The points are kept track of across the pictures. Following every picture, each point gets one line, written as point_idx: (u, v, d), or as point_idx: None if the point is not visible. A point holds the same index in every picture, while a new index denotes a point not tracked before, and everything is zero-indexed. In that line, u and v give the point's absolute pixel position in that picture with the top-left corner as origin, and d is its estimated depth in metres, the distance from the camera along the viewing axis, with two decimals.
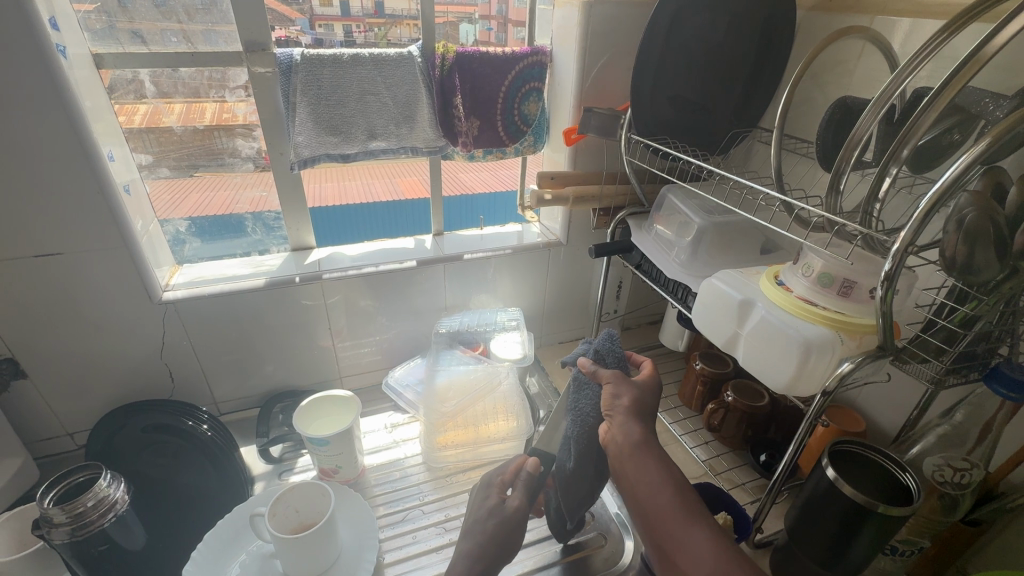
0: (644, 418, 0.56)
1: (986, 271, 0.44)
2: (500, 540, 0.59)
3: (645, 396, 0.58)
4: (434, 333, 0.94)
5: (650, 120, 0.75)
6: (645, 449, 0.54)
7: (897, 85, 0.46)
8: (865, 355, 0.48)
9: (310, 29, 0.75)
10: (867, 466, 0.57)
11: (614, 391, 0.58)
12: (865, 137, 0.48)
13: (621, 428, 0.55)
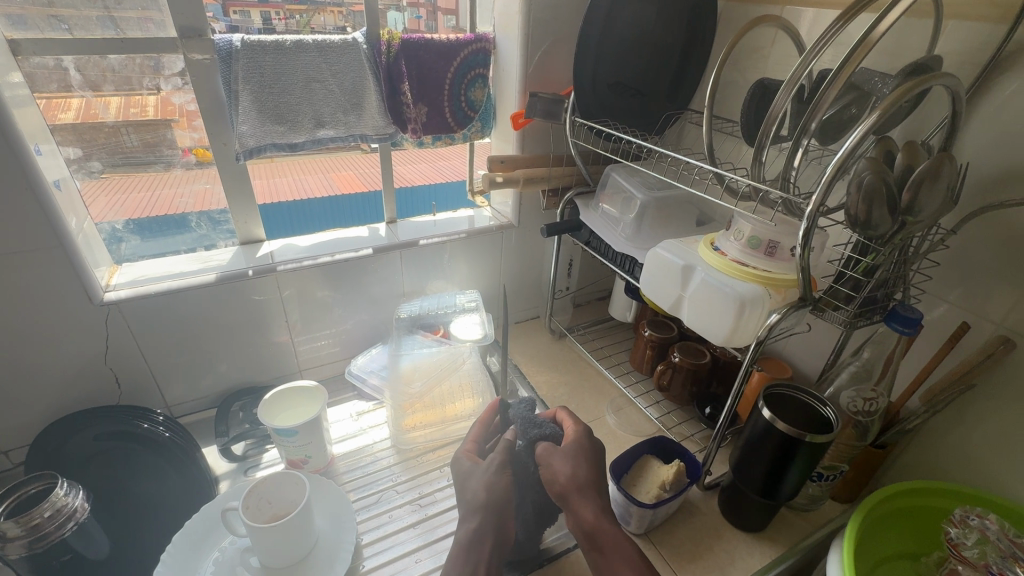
0: (591, 494, 0.65)
1: (879, 227, 0.52)
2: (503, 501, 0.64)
3: (578, 466, 0.67)
4: (395, 319, 0.96)
5: (593, 104, 0.80)
6: (599, 527, 0.62)
7: (805, 67, 0.52)
8: (789, 306, 0.56)
9: (224, 15, 0.71)
10: (795, 405, 0.65)
11: (550, 474, 0.66)
12: (781, 113, 0.55)
13: (575, 517, 0.64)
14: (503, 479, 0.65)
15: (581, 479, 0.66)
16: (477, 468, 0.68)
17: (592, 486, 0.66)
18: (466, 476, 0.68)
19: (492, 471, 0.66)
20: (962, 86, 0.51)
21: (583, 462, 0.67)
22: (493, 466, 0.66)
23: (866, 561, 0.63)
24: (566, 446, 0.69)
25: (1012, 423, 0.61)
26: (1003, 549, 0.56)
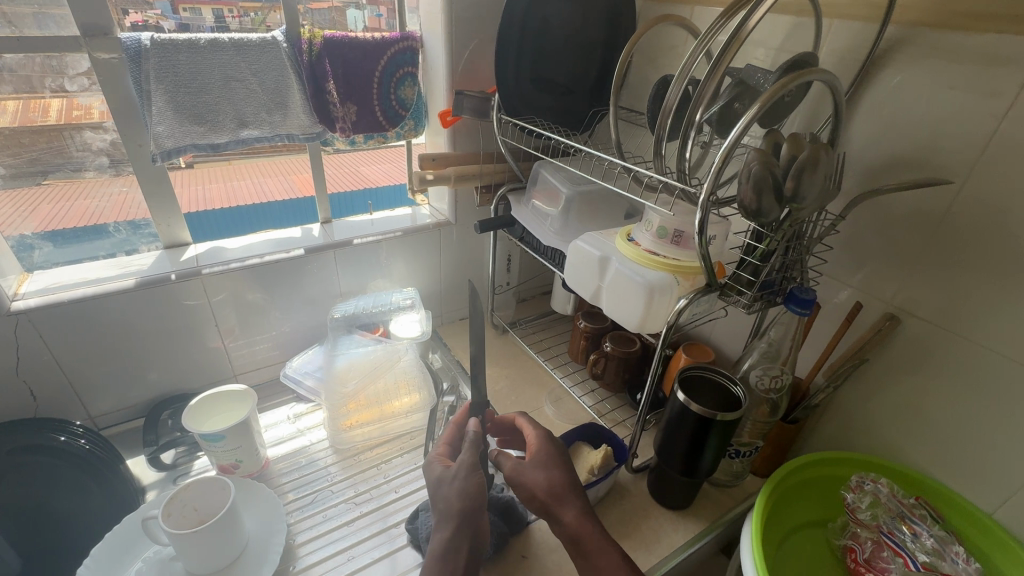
0: (569, 498, 0.63)
1: (767, 214, 0.55)
2: (469, 495, 0.64)
3: (552, 469, 0.66)
4: (328, 319, 0.92)
5: (518, 102, 0.82)
6: (582, 526, 0.61)
7: (693, 60, 0.55)
8: (696, 291, 0.58)
9: (173, 13, 0.73)
10: (711, 386, 0.68)
11: (526, 489, 0.65)
12: (675, 104, 0.57)
13: (558, 524, 0.62)
14: (473, 480, 0.65)
15: (557, 483, 0.64)
16: (449, 472, 0.67)
17: (570, 487, 0.65)
18: (438, 482, 0.66)
19: (461, 473, 0.65)
20: (838, 84, 0.54)
21: (556, 467, 0.66)
22: (465, 469, 0.66)
23: (778, 533, 0.67)
24: (536, 457, 0.67)
25: (901, 393, 0.67)
26: (892, 510, 0.62)
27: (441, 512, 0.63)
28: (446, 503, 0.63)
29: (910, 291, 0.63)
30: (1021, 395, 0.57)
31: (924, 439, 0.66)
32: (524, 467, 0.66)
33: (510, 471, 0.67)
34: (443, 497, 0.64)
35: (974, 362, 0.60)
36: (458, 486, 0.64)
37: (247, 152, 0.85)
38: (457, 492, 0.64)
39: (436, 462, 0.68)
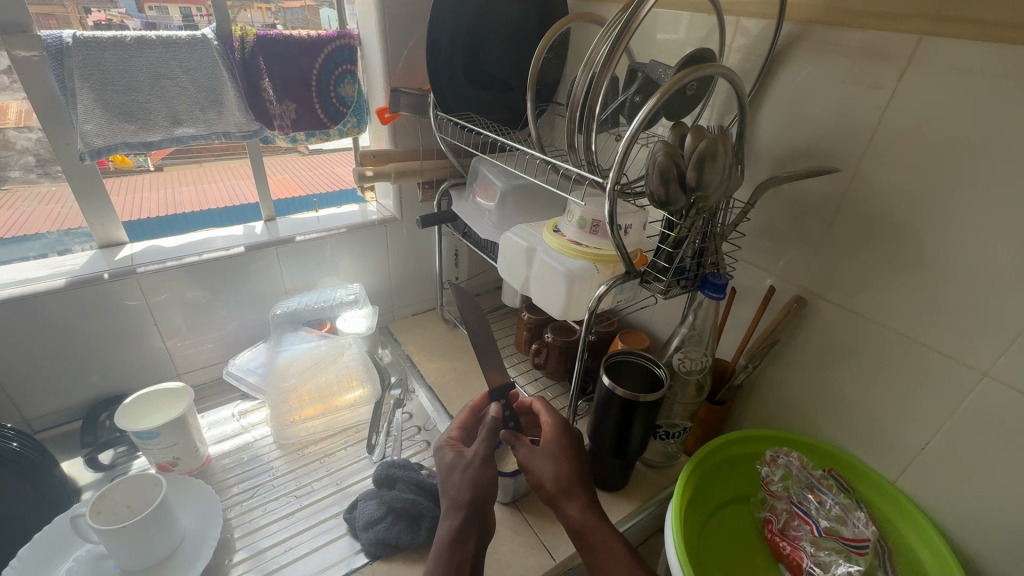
0: (577, 492, 0.62)
1: (674, 202, 0.58)
2: (478, 490, 0.61)
3: (562, 461, 0.64)
4: (270, 315, 0.93)
5: (453, 98, 0.83)
6: (588, 519, 0.61)
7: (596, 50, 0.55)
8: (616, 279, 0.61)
9: (140, 12, 0.77)
10: (637, 371, 0.71)
11: (537, 477, 0.63)
12: (582, 95, 0.57)
13: (563, 513, 0.62)
14: (486, 473, 0.62)
15: (569, 476, 0.63)
16: (461, 460, 0.64)
17: (580, 480, 0.63)
18: (450, 469, 0.64)
19: (472, 465, 0.62)
20: (741, 80, 0.57)
21: (569, 459, 0.64)
22: (478, 459, 0.62)
23: (702, 511, 0.70)
24: (549, 446, 0.65)
25: (815, 373, 0.71)
26: (802, 481, 0.66)
27: (449, 501, 0.61)
28: (455, 492, 0.61)
29: (818, 274, 0.67)
30: (912, 368, 0.61)
31: (836, 415, 0.70)
32: (537, 455, 0.64)
33: (521, 459, 0.65)
34: (452, 485, 0.61)
35: (874, 340, 0.64)
36: (468, 478, 0.61)
37: (203, 149, 0.89)
38: (467, 481, 0.61)
39: (448, 449, 0.66)
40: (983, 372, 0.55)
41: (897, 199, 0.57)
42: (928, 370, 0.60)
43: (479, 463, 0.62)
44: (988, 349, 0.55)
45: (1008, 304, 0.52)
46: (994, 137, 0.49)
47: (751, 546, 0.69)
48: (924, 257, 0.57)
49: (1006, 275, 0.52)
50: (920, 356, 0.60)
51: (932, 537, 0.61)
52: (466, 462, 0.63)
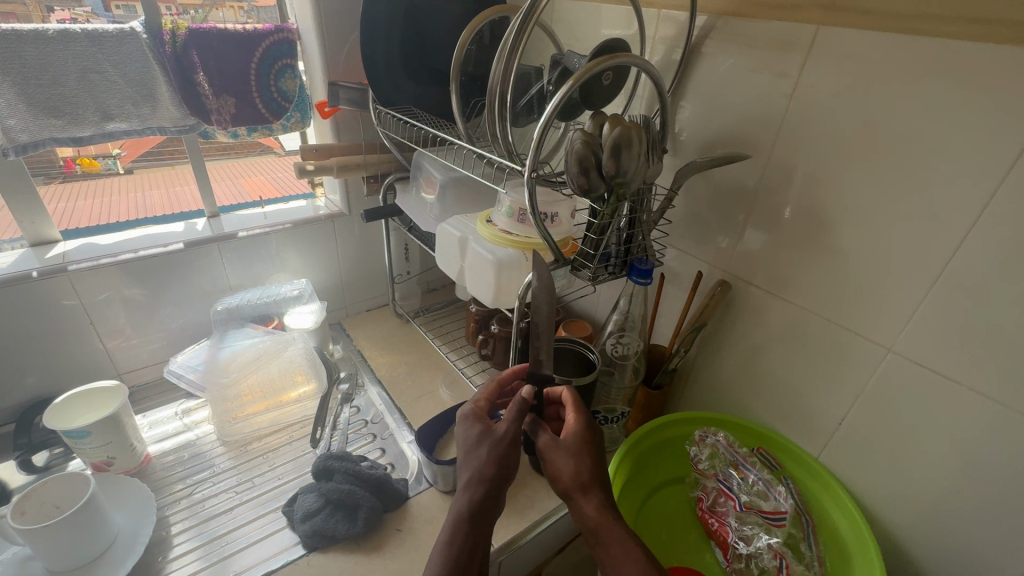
0: (597, 491, 0.53)
1: (595, 191, 0.60)
2: (488, 474, 0.54)
3: (585, 454, 0.55)
4: (210, 312, 0.91)
5: (391, 92, 0.83)
6: (609, 529, 0.51)
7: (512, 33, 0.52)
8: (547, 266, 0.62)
9: (106, 11, 0.80)
10: (571, 356, 0.74)
11: (554, 471, 0.54)
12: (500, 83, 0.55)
13: (578, 511, 0.53)
14: (500, 455, 0.55)
15: (592, 474, 0.54)
16: (481, 436, 0.56)
17: (605, 480, 0.54)
18: (470, 443, 0.57)
19: (488, 445, 0.55)
20: (656, 70, 0.59)
21: (596, 455, 0.55)
22: (498, 440, 0.55)
23: (639, 495, 0.72)
24: (573, 437, 0.56)
25: (744, 354, 0.73)
26: (728, 458, 0.68)
27: (465, 473, 0.55)
28: (469, 473, 0.54)
29: (743, 259, 0.69)
30: (826, 346, 0.64)
31: (764, 395, 0.73)
32: (559, 446, 0.55)
33: (541, 447, 0.56)
34: (467, 464, 0.55)
35: (791, 320, 0.66)
36: (487, 456, 0.54)
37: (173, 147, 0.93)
38: (483, 462, 0.54)
39: (470, 424, 0.58)
40: (888, 348, 0.58)
41: (807, 184, 0.60)
42: (842, 348, 0.62)
43: (495, 444, 0.55)
44: (891, 325, 0.57)
45: (906, 281, 0.55)
46: (886, 121, 0.52)
47: (685, 526, 0.71)
48: (833, 239, 0.59)
49: (903, 253, 0.54)
50: (833, 335, 0.63)
51: (845, 503, 0.65)
52: (487, 439, 0.56)
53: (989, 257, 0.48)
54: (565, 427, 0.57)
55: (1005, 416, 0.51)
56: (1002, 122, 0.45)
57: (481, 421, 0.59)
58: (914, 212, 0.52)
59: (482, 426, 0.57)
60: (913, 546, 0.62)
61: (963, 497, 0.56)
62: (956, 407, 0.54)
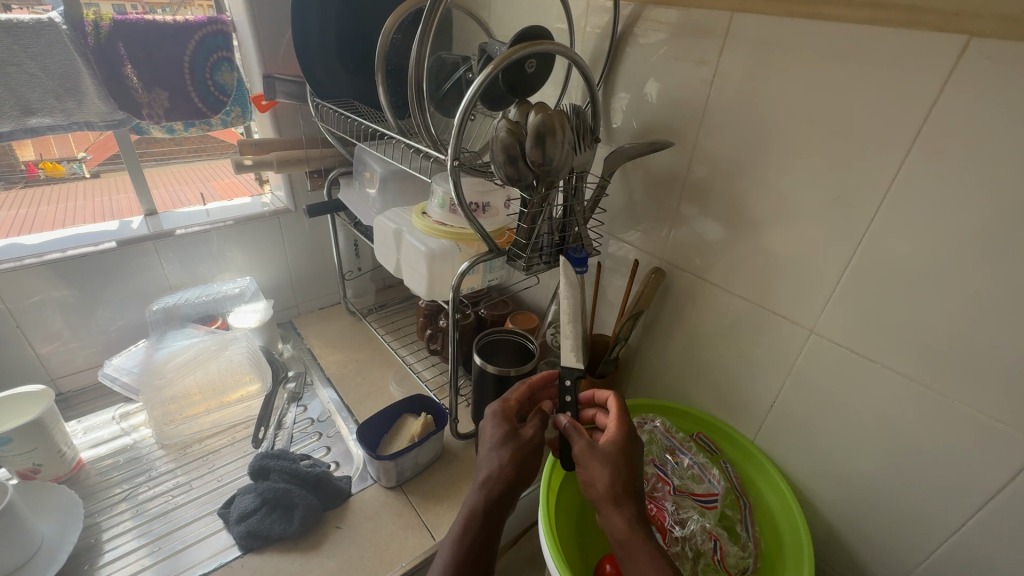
0: (629, 503, 0.49)
1: (524, 180, 0.59)
2: (506, 478, 0.53)
3: (621, 465, 0.51)
4: (146, 312, 0.90)
5: (329, 85, 0.81)
6: (636, 544, 0.47)
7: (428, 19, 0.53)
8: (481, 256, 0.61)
9: None
10: (511, 347, 0.74)
11: (586, 475, 0.52)
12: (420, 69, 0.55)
13: (608, 521, 0.49)
14: (520, 460, 0.54)
15: (625, 484, 0.50)
16: (501, 438, 0.55)
17: (638, 493, 0.50)
18: (491, 444, 0.55)
19: (508, 449, 0.54)
20: (580, 57, 0.59)
21: (631, 467, 0.52)
22: (519, 444, 0.55)
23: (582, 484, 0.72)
24: (608, 444, 0.53)
25: (683, 341, 0.74)
26: (665, 444, 0.70)
27: (481, 473, 0.54)
28: (488, 471, 0.53)
29: (678, 247, 0.70)
30: (756, 330, 0.65)
31: (704, 381, 0.74)
32: (594, 451, 0.52)
33: (574, 450, 0.53)
34: (488, 461, 0.54)
35: (723, 304, 0.67)
36: (504, 457, 0.54)
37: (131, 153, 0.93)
38: (506, 465, 0.53)
39: (496, 422, 0.57)
40: (811, 329, 0.59)
41: (732, 169, 0.61)
42: (770, 331, 0.63)
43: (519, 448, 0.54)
44: (812, 307, 0.58)
45: (824, 263, 0.56)
46: (798, 107, 0.53)
47: None
48: (757, 224, 0.60)
49: (820, 235, 0.55)
50: (761, 318, 0.64)
51: (778, 484, 0.66)
52: (513, 441, 0.55)
53: (894, 236, 0.50)
54: (604, 436, 0.54)
55: (916, 391, 0.52)
56: (900, 104, 0.46)
57: (507, 420, 0.57)
58: (829, 196, 0.53)
59: (507, 426, 0.56)
60: (842, 523, 0.63)
61: (884, 472, 0.57)
62: (873, 384, 0.56)
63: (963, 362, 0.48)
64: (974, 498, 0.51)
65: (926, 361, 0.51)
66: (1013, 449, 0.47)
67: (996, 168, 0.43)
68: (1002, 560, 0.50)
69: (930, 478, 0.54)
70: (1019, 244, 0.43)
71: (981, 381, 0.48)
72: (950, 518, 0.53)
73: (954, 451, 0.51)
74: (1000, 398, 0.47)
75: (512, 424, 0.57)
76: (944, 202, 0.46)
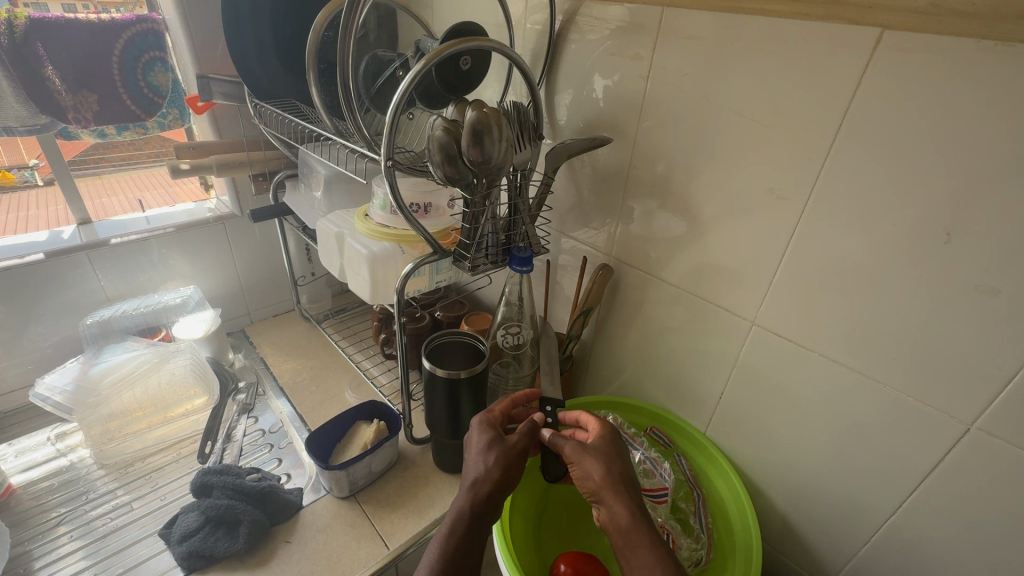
0: (626, 490, 0.50)
1: (463, 179, 0.57)
2: (494, 479, 0.52)
3: (613, 458, 0.52)
4: (80, 327, 0.86)
5: (268, 84, 0.79)
6: (639, 532, 0.47)
7: (353, 16, 0.53)
8: (425, 258, 0.60)
9: None
10: (461, 348, 0.73)
11: (580, 472, 0.52)
12: (349, 69, 0.56)
13: (610, 511, 0.49)
14: (507, 461, 0.53)
15: (619, 476, 0.51)
16: (488, 442, 0.55)
17: (634, 485, 0.51)
18: (476, 447, 0.55)
19: (495, 451, 0.54)
20: (516, 52, 0.57)
21: (623, 463, 0.53)
22: (506, 447, 0.54)
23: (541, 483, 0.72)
24: (597, 442, 0.54)
25: (635, 337, 0.75)
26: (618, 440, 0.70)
27: (466, 476, 0.53)
28: (476, 472, 0.52)
29: (626, 243, 0.71)
30: (701, 323, 0.65)
31: (656, 375, 0.74)
32: (587, 449, 0.53)
33: (566, 450, 0.53)
34: (475, 464, 0.53)
35: (671, 299, 0.68)
36: (493, 459, 0.53)
37: (91, 156, 0.88)
38: (495, 465, 0.52)
39: (482, 428, 0.57)
40: (752, 321, 0.60)
41: (672, 165, 0.61)
42: (715, 323, 0.64)
43: (504, 450, 0.54)
44: (752, 299, 0.59)
45: (761, 254, 0.56)
46: (731, 102, 0.54)
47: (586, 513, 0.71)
48: (697, 218, 0.61)
49: (756, 228, 0.56)
50: (706, 312, 0.64)
51: (729, 474, 0.67)
52: (499, 444, 0.54)
53: (824, 227, 0.51)
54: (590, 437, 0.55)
55: (850, 378, 0.54)
56: (823, 96, 0.47)
57: (493, 427, 0.57)
58: (762, 188, 0.54)
59: (493, 431, 0.56)
60: (790, 510, 0.65)
61: (826, 458, 0.59)
62: (812, 373, 0.57)
63: (890, 349, 0.50)
64: (907, 479, 0.52)
65: (858, 349, 0.52)
66: (940, 430, 0.49)
67: (911, 158, 0.44)
68: (936, 538, 0.52)
69: (868, 463, 0.55)
70: (936, 231, 0.44)
71: (908, 367, 0.49)
72: (887, 501, 0.55)
73: (887, 434, 0.52)
74: (926, 382, 0.48)
75: (498, 431, 0.57)
76: (866, 193, 0.47)
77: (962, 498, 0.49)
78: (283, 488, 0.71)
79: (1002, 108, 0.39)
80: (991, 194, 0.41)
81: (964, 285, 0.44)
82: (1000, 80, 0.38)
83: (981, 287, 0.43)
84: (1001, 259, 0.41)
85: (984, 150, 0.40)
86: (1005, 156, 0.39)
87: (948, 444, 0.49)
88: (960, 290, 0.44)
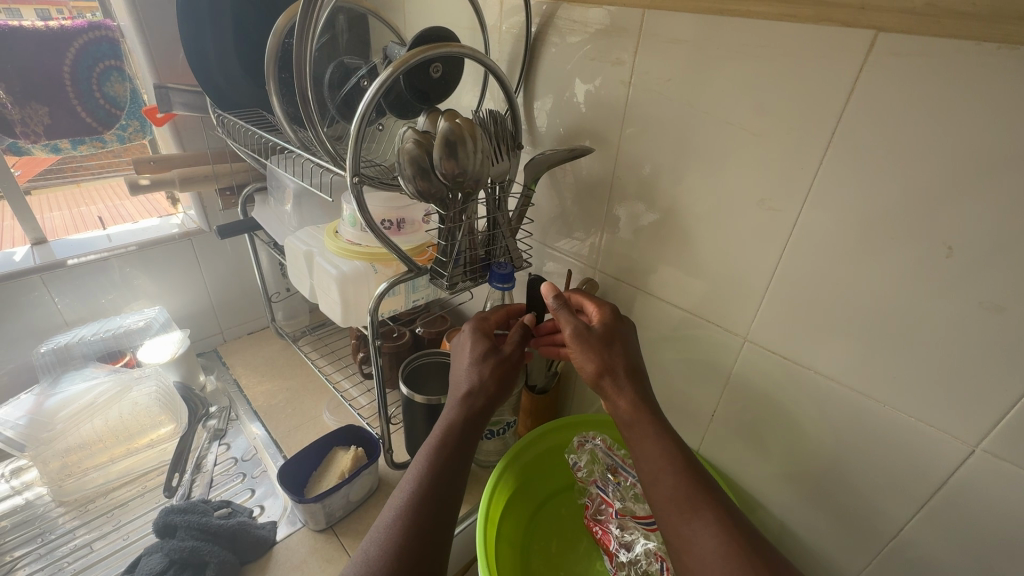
0: (626, 378, 0.51)
1: (437, 193, 0.53)
2: (485, 389, 0.53)
3: (612, 344, 0.53)
4: (36, 355, 0.81)
5: (232, 95, 0.75)
6: (642, 420, 0.49)
7: (310, 23, 0.49)
8: (400, 277, 0.56)
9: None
10: (442, 369, 0.70)
11: (577, 361, 0.52)
12: (309, 81, 0.52)
13: (613, 398, 0.51)
14: (498, 370, 0.54)
15: (615, 365, 0.51)
16: (478, 354, 0.55)
17: (637, 372, 0.52)
18: (464, 358, 0.56)
19: (485, 361, 0.54)
20: (489, 60, 0.54)
21: (621, 352, 0.52)
22: (496, 359, 0.55)
23: (528, 507, 0.69)
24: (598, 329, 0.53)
25: None
26: (606, 463, 0.66)
27: (455, 388, 0.54)
28: (469, 385, 0.53)
29: (612, 255, 0.68)
30: (692, 337, 0.62)
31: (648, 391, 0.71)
32: (582, 339, 0.52)
33: (566, 335, 0.52)
34: (468, 376, 0.54)
35: (660, 312, 0.65)
36: (484, 369, 0.54)
37: (67, 164, 0.84)
38: (488, 377, 0.54)
39: (475, 338, 0.56)
40: (744, 337, 0.57)
41: (658, 175, 0.59)
42: (707, 337, 0.61)
43: (493, 361, 0.55)
44: (744, 315, 0.56)
45: (754, 268, 0.54)
46: (716, 110, 0.51)
47: (576, 538, 0.68)
48: (684, 230, 0.58)
49: (746, 240, 0.53)
50: (696, 328, 0.62)
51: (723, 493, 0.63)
52: (489, 356, 0.55)
53: (819, 241, 0.48)
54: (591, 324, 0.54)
55: (848, 397, 0.51)
56: (813, 105, 0.44)
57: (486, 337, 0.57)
58: (752, 200, 0.51)
59: (487, 342, 0.56)
60: (787, 532, 0.62)
61: (826, 478, 0.56)
62: (808, 391, 0.54)
63: (891, 368, 0.47)
64: (907, 502, 0.50)
65: (857, 368, 0.49)
66: (943, 452, 0.46)
67: (910, 168, 0.41)
68: (944, 562, 0.49)
69: (869, 483, 0.53)
70: (936, 245, 0.41)
71: (910, 387, 0.46)
72: (890, 524, 0.52)
73: (887, 455, 0.50)
74: (928, 402, 0.46)
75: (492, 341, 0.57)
76: (861, 206, 0.44)
77: (965, 522, 0.47)
78: (255, 524, 0.67)
79: (1005, 115, 0.36)
80: (996, 207, 0.38)
81: (968, 301, 0.41)
82: (1004, 87, 0.36)
83: (986, 303, 0.40)
84: (1007, 275, 0.39)
85: (983, 161, 0.38)
86: (1009, 167, 0.37)
87: (954, 467, 0.46)
88: (964, 307, 0.41)
